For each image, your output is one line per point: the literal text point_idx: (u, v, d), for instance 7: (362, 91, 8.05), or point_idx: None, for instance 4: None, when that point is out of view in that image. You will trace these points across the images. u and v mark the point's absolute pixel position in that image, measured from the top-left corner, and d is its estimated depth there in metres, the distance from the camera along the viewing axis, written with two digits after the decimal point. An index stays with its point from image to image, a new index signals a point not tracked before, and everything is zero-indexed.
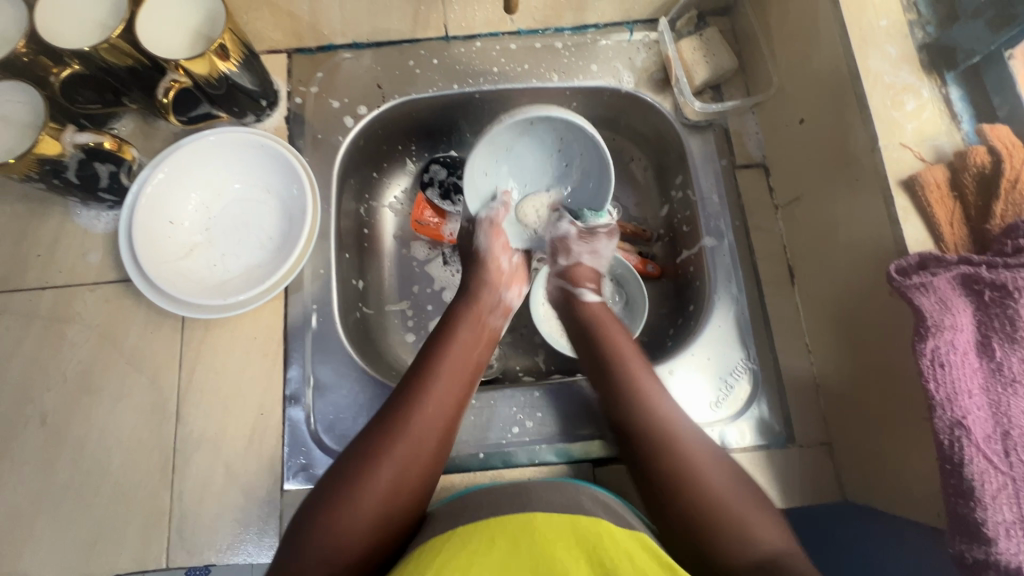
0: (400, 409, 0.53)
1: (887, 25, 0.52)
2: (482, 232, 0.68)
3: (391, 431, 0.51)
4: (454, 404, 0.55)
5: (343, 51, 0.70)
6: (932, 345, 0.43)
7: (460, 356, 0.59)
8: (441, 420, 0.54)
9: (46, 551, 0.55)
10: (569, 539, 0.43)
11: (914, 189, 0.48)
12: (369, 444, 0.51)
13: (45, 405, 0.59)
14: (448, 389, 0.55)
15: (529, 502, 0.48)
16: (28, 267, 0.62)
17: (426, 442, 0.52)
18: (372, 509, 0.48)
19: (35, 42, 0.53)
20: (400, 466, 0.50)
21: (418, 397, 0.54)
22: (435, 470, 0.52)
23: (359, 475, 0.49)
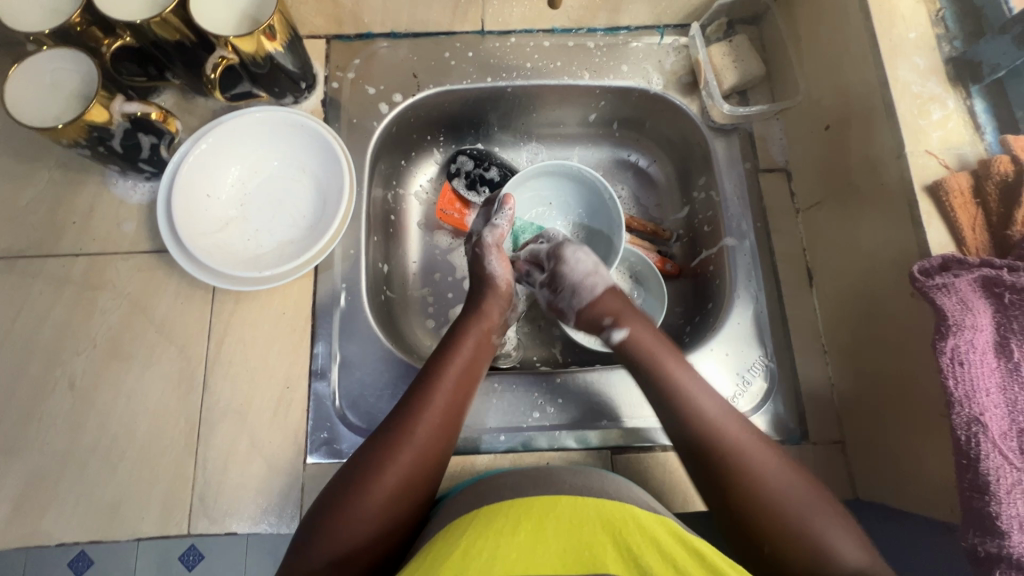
0: (401, 420, 0.52)
1: (916, 37, 0.54)
2: (491, 257, 0.67)
3: (391, 444, 0.50)
4: (455, 417, 0.54)
5: (381, 40, 0.72)
6: (953, 343, 0.45)
7: (462, 368, 0.57)
8: (441, 434, 0.53)
9: (69, 514, 0.56)
10: (594, 524, 0.44)
11: (938, 195, 0.49)
12: (370, 456, 0.50)
13: (74, 369, 0.60)
14: (449, 401, 0.54)
15: (554, 484, 0.49)
16: (63, 233, 0.63)
17: (427, 456, 0.51)
18: (372, 522, 0.47)
19: (91, 13, 0.54)
20: (401, 479, 0.49)
21: (419, 409, 0.53)
22: (435, 480, 0.52)
23: (360, 487, 0.48)
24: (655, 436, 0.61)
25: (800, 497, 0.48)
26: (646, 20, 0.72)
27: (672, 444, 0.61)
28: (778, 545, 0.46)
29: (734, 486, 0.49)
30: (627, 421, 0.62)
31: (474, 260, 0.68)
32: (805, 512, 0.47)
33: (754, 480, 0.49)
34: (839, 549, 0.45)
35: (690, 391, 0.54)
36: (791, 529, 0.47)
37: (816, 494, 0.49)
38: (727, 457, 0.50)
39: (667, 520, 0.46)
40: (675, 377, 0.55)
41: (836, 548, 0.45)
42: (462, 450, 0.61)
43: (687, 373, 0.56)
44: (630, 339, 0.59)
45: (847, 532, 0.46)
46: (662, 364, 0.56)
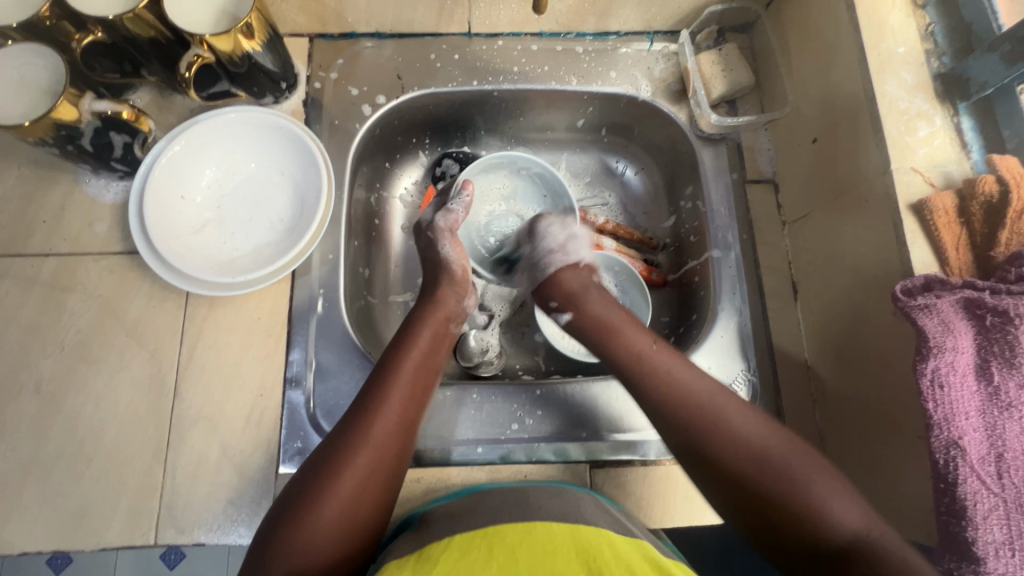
0: (358, 415, 0.51)
1: (904, 52, 0.54)
2: (444, 241, 0.66)
3: (349, 442, 0.49)
4: (413, 411, 0.53)
5: (365, 40, 0.71)
6: (933, 365, 0.44)
7: (419, 358, 0.57)
8: (399, 428, 0.52)
9: (33, 522, 0.54)
10: (569, 550, 0.43)
11: (922, 213, 0.49)
12: (328, 455, 0.49)
13: (41, 373, 0.58)
14: (407, 393, 0.53)
15: (531, 508, 0.49)
16: (32, 232, 0.62)
17: (384, 451, 0.50)
18: (334, 522, 0.46)
19: (59, 7, 0.52)
20: (360, 476, 0.48)
21: (375, 405, 0.52)
22: (397, 473, 0.51)
23: (318, 489, 0.47)
24: (634, 449, 0.60)
25: (793, 463, 0.47)
26: (636, 26, 0.71)
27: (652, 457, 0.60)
28: (770, 503, 0.46)
29: (726, 460, 0.48)
30: (607, 434, 0.61)
31: (428, 246, 0.67)
32: (792, 479, 0.46)
33: (728, 440, 0.49)
34: (841, 516, 0.44)
35: (662, 373, 0.54)
36: (785, 488, 0.46)
37: (812, 458, 0.48)
38: (699, 422, 0.50)
39: (643, 544, 0.45)
40: (643, 362, 0.55)
41: (835, 512, 0.44)
42: (439, 461, 0.59)
43: (656, 354, 0.56)
44: (579, 320, 0.62)
45: (848, 499, 0.45)
46: (628, 347, 0.57)
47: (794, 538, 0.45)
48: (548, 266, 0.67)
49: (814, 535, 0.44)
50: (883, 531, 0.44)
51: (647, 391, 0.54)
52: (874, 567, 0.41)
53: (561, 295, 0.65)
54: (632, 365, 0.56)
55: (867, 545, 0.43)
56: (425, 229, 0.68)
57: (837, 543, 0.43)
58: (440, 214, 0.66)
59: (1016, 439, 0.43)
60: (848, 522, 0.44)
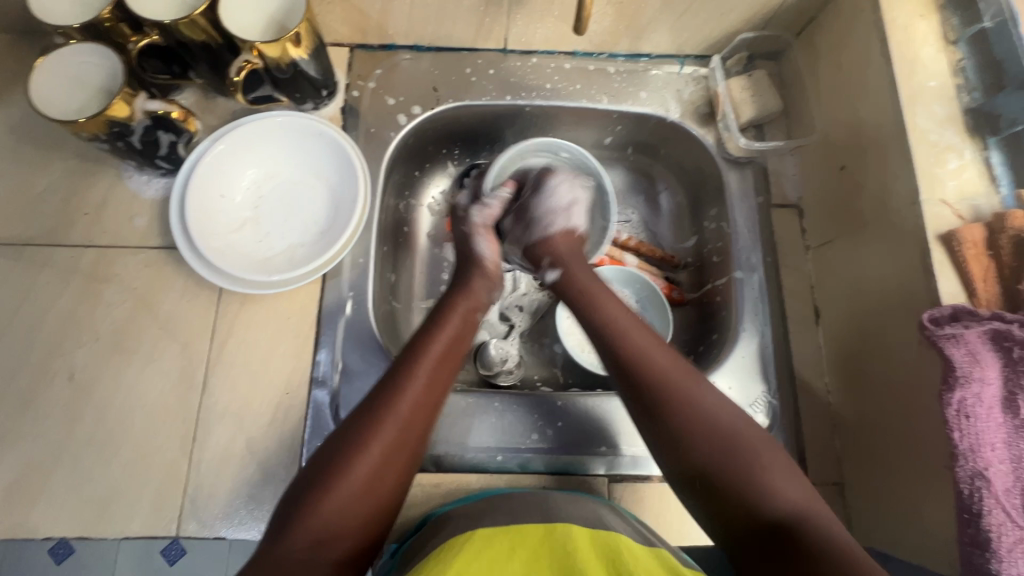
0: (383, 397, 0.51)
1: (936, 86, 0.55)
2: (481, 238, 0.67)
3: (371, 422, 0.49)
4: (435, 399, 0.53)
5: (403, 52, 0.73)
6: (960, 395, 0.45)
7: (445, 346, 0.56)
8: (423, 413, 0.51)
9: (58, 507, 0.55)
10: (587, 550, 0.44)
11: (951, 245, 0.50)
12: (351, 435, 0.48)
13: (75, 361, 0.59)
14: (432, 377, 0.53)
15: (549, 512, 0.50)
16: (75, 223, 0.63)
17: (408, 437, 0.49)
18: (354, 503, 0.46)
19: (121, 9, 0.54)
20: (382, 457, 0.48)
21: (399, 385, 0.51)
22: (415, 461, 0.50)
23: (341, 467, 0.46)
24: (654, 465, 0.61)
25: (743, 438, 0.47)
26: (667, 49, 0.73)
27: None
28: (726, 490, 0.46)
29: (671, 419, 0.49)
30: (627, 449, 0.61)
31: (461, 240, 0.68)
32: (748, 460, 0.46)
33: (692, 413, 0.48)
34: (782, 492, 0.45)
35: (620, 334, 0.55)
36: (729, 471, 0.46)
37: (758, 434, 0.49)
38: (651, 382, 0.50)
39: (665, 556, 0.45)
40: (616, 330, 0.55)
41: (779, 490, 0.45)
42: (459, 467, 0.60)
43: (631, 327, 0.55)
44: (563, 281, 0.62)
45: (796, 480, 0.46)
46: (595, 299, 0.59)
47: (727, 511, 0.45)
48: (544, 227, 0.66)
49: (754, 514, 0.44)
50: (819, 510, 0.45)
51: (615, 355, 0.53)
52: (816, 546, 0.41)
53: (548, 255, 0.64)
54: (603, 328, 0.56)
55: (808, 523, 0.43)
56: (460, 226, 0.69)
57: (768, 520, 0.43)
58: (476, 211, 0.68)
59: None
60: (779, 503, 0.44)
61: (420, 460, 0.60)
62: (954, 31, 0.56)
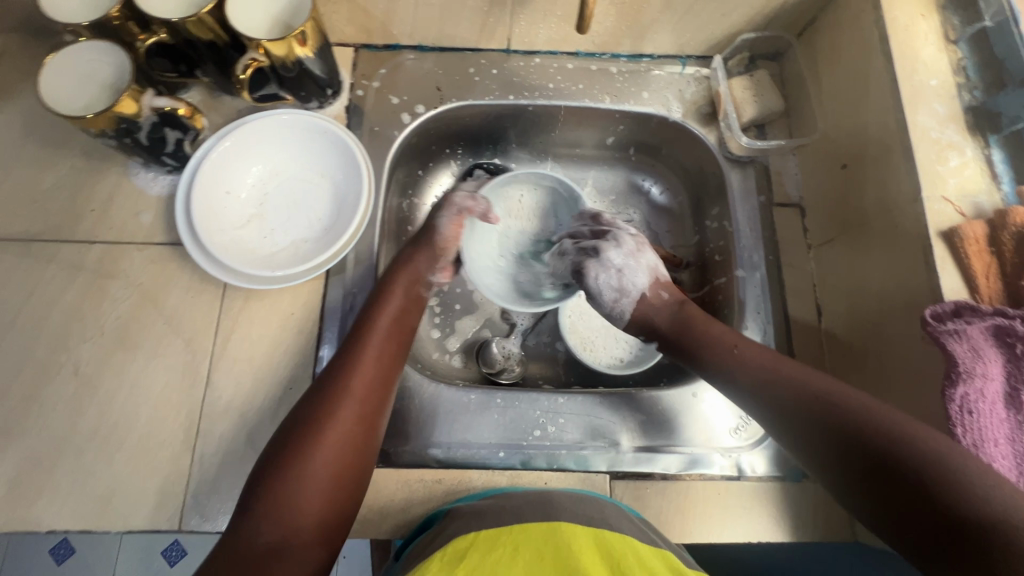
0: (336, 374, 0.52)
1: (936, 84, 0.55)
2: (446, 214, 0.67)
3: (327, 399, 0.50)
4: (384, 373, 0.55)
5: (407, 52, 0.73)
6: (962, 391, 0.45)
7: (389, 321, 0.58)
8: (377, 387, 0.53)
9: (62, 501, 0.55)
10: (591, 551, 0.44)
11: (953, 241, 0.50)
12: (308, 414, 0.49)
13: (80, 357, 0.60)
14: (378, 352, 0.55)
15: (554, 511, 0.50)
16: (81, 220, 0.64)
17: (364, 411, 0.51)
18: (319, 480, 0.46)
19: (128, 8, 0.55)
20: (342, 433, 0.49)
21: (351, 362, 0.53)
22: (374, 434, 0.52)
23: (299, 447, 0.47)
24: (655, 462, 0.60)
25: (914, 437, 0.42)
26: (669, 49, 0.73)
27: (673, 471, 0.60)
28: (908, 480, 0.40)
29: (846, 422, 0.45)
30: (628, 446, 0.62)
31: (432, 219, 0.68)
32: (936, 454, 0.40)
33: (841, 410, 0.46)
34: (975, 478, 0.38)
35: (734, 372, 0.54)
36: (868, 437, 0.43)
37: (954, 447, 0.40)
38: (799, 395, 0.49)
39: (666, 554, 0.46)
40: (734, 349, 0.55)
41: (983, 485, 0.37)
42: (461, 463, 0.60)
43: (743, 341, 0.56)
44: (664, 339, 0.62)
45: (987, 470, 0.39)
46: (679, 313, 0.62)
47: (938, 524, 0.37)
48: (623, 315, 0.65)
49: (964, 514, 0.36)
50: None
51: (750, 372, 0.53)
52: None
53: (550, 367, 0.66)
54: (679, 336, 0.60)
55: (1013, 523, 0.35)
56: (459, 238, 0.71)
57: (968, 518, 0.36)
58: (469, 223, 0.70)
59: None
60: (998, 496, 0.36)
61: (422, 455, 0.60)
62: (954, 31, 0.57)
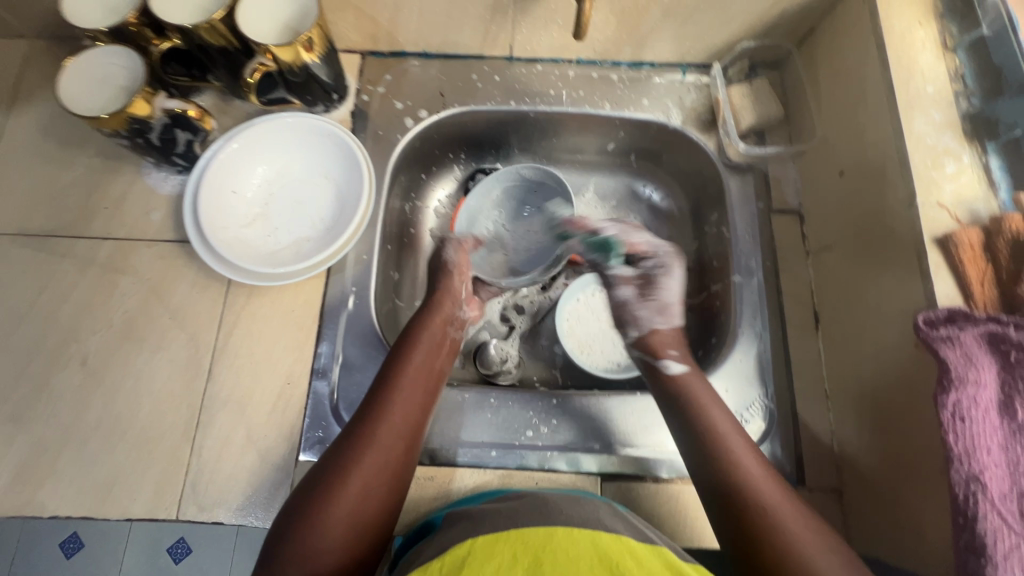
0: (365, 419, 0.53)
1: (933, 92, 0.55)
2: (450, 248, 0.71)
3: (358, 440, 0.51)
4: (414, 416, 0.55)
5: (412, 59, 0.75)
6: (955, 398, 0.44)
7: (421, 362, 0.59)
8: (406, 428, 0.54)
9: (65, 487, 0.57)
10: (590, 557, 0.43)
11: (948, 247, 0.49)
12: (338, 455, 0.51)
13: (88, 348, 0.62)
14: (409, 395, 0.56)
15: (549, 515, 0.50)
16: (95, 216, 0.66)
17: (392, 454, 0.52)
18: (345, 518, 0.47)
19: (145, 15, 0.58)
20: (369, 474, 0.50)
21: (380, 407, 0.54)
22: (402, 478, 0.52)
23: (329, 487, 0.49)
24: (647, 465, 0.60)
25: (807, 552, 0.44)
26: (670, 57, 0.74)
27: (665, 475, 0.60)
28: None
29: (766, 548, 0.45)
30: (620, 448, 0.62)
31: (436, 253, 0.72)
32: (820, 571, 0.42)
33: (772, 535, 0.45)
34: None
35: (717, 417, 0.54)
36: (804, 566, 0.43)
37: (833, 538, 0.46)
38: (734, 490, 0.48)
39: (663, 552, 0.46)
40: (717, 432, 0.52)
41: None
42: (453, 461, 0.60)
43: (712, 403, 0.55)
44: (683, 377, 0.57)
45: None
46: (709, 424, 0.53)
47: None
48: (632, 334, 0.64)
49: None
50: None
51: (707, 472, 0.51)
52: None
53: (661, 345, 0.61)
54: (710, 443, 0.52)
55: None
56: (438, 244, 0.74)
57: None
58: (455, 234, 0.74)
59: None
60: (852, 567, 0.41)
61: None
62: (952, 38, 0.57)
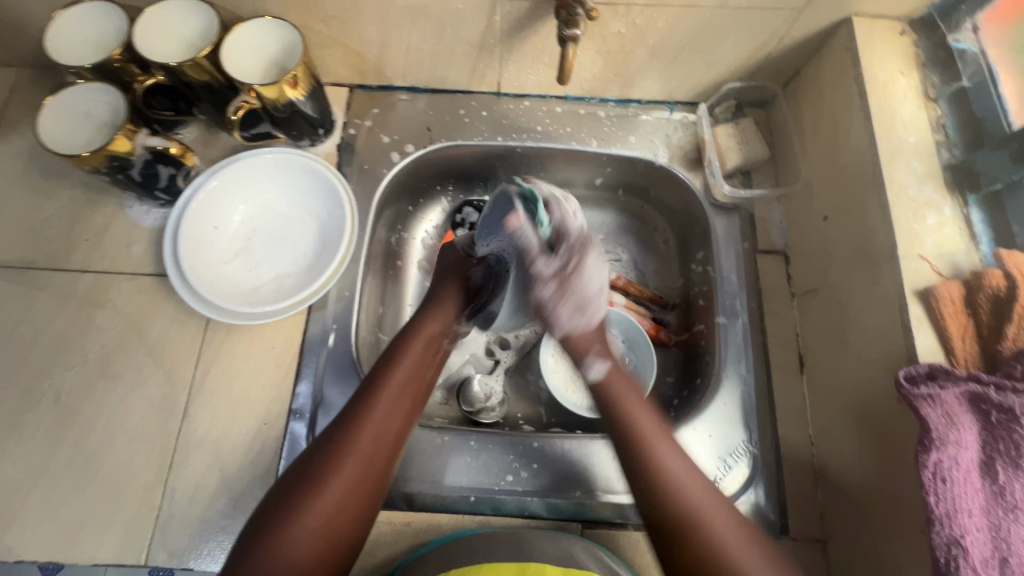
0: (344, 428, 0.52)
1: (915, 142, 0.56)
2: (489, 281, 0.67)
3: (337, 451, 0.50)
4: (397, 429, 0.54)
5: (400, 93, 0.75)
6: (936, 458, 0.43)
7: (410, 372, 0.57)
8: (386, 444, 0.52)
9: (31, 531, 0.56)
10: None
11: (929, 300, 0.49)
12: (314, 465, 0.49)
13: (62, 385, 0.61)
14: (393, 407, 0.54)
15: (525, 552, 0.52)
16: (75, 249, 0.66)
17: (369, 469, 0.50)
18: (317, 531, 0.47)
19: (130, 51, 0.58)
20: (346, 488, 0.49)
21: (362, 414, 0.53)
22: (379, 494, 0.51)
23: (302, 500, 0.47)
24: (629, 513, 0.60)
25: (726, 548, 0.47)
26: (657, 96, 0.74)
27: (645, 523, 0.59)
28: None
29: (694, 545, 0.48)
30: (601, 494, 0.60)
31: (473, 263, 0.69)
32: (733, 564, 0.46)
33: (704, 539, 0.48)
34: None
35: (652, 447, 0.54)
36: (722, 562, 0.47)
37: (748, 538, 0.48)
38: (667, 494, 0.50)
39: None
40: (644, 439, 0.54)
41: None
42: (431, 506, 0.60)
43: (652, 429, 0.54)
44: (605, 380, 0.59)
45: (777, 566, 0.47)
46: (640, 432, 0.54)
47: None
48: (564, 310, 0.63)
49: None
50: None
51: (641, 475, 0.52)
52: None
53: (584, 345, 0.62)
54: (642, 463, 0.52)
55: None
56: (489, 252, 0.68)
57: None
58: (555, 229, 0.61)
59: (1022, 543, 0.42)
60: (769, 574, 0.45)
61: (392, 496, 0.60)
62: (934, 89, 0.58)
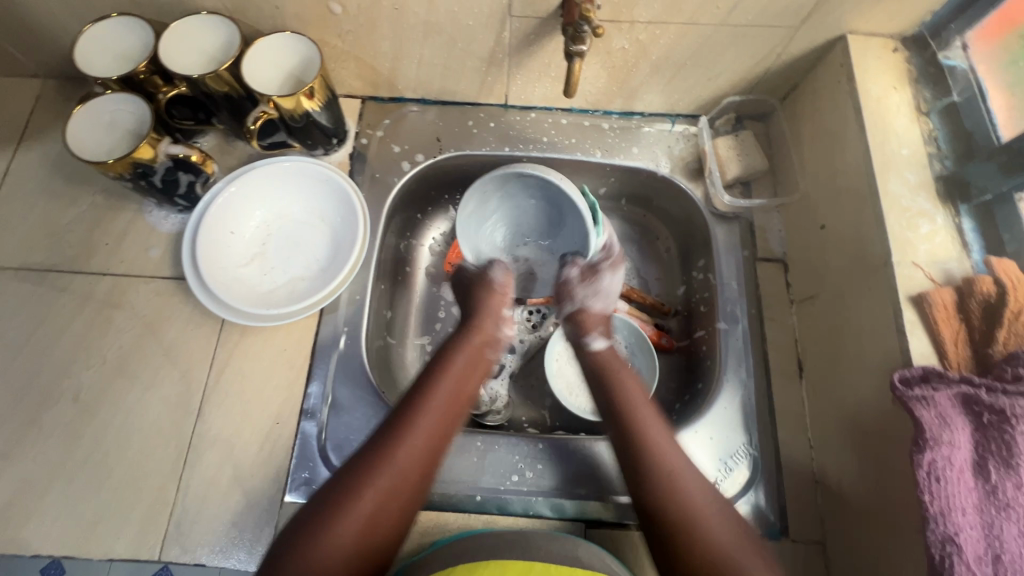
0: (387, 433, 0.53)
1: (908, 154, 0.58)
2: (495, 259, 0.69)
3: (374, 455, 0.52)
4: (439, 437, 0.55)
5: (410, 104, 0.78)
6: (930, 457, 0.45)
7: (453, 380, 0.59)
8: (425, 449, 0.53)
9: (49, 525, 0.57)
10: None
11: (923, 306, 0.51)
12: (352, 467, 0.51)
13: (80, 383, 0.62)
14: (437, 413, 0.56)
15: (529, 551, 0.53)
16: (95, 253, 0.68)
17: (407, 473, 0.52)
18: (349, 532, 0.48)
19: (155, 64, 0.60)
20: (381, 491, 0.50)
21: (404, 420, 0.54)
22: (415, 499, 0.52)
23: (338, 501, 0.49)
24: (633, 514, 0.61)
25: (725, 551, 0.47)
26: (659, 108, 0.77)
27: None
28: None
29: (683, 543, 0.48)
30: (605, 496, 0.61)
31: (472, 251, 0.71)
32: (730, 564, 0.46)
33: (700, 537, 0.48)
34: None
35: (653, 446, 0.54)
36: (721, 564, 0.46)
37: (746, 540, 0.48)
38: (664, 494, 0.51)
39: None
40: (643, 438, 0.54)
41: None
42: (437, 505, 0.61)
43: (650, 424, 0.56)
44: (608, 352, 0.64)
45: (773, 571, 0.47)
46: (642, 430, 0.55)
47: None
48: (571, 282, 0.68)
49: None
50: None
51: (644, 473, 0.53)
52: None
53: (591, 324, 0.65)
54: (643, 462, 0.53)
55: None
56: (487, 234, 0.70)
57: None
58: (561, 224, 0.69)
59: (1015, 541, 0.43)
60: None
61: None
62: (926, 103, 0.61)
